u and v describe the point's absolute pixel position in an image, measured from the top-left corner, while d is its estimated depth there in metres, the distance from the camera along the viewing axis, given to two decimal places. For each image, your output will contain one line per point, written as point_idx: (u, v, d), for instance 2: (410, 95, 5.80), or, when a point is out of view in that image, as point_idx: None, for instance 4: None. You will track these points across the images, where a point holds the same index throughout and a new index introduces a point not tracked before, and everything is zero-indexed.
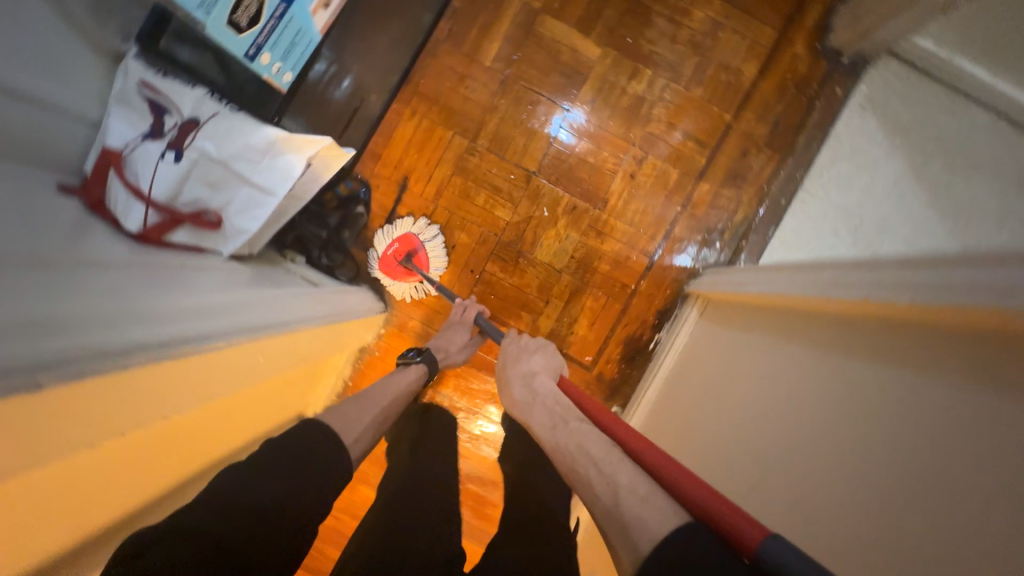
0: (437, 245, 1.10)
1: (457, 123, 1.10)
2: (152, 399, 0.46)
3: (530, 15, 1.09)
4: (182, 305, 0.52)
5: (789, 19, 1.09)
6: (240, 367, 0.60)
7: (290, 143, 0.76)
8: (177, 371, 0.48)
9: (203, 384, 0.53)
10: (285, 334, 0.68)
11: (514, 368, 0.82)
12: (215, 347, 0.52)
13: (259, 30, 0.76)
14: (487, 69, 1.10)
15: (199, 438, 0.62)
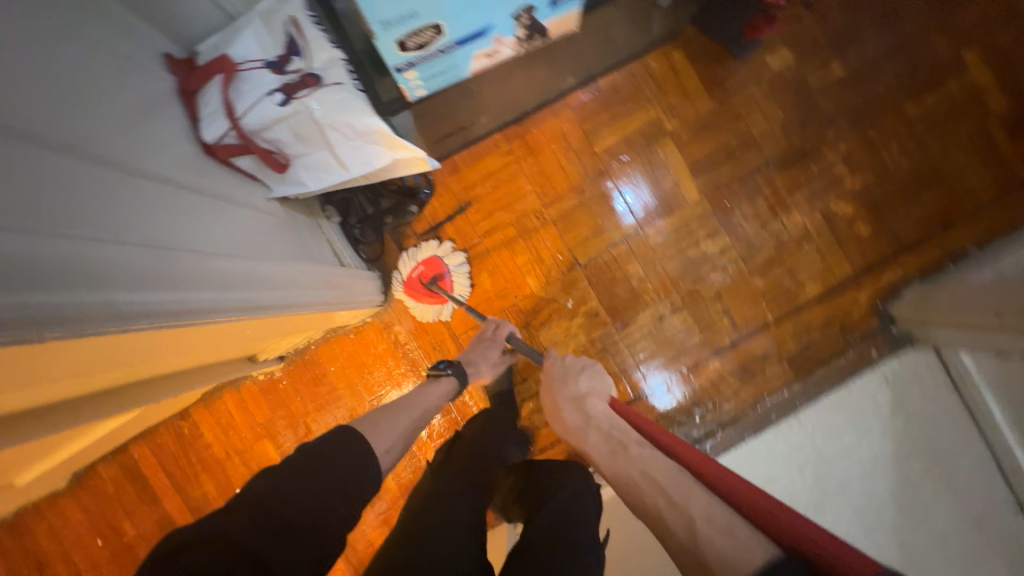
0: (461, 274, 1.10)
1: (540, 184, 1.12)
2: (130, 348, 0.47)
3: (657, 131, 1.11)
4: (205, 269, 0.53)
5: (868, 266, 1.12)
6: (227, 331, 0.61)
7: (388, 144, 0.76)
8: (150, 337, 0.47)
9: (178, 342, 0.54)
10: (283, 316, 0.68)
11: (563, 391, 0.82)
12: (215, 321, 0.53)
13: (421, 55, 0.61)
14: (594, 153, 1.12)
15: (138, 374, 0.62)
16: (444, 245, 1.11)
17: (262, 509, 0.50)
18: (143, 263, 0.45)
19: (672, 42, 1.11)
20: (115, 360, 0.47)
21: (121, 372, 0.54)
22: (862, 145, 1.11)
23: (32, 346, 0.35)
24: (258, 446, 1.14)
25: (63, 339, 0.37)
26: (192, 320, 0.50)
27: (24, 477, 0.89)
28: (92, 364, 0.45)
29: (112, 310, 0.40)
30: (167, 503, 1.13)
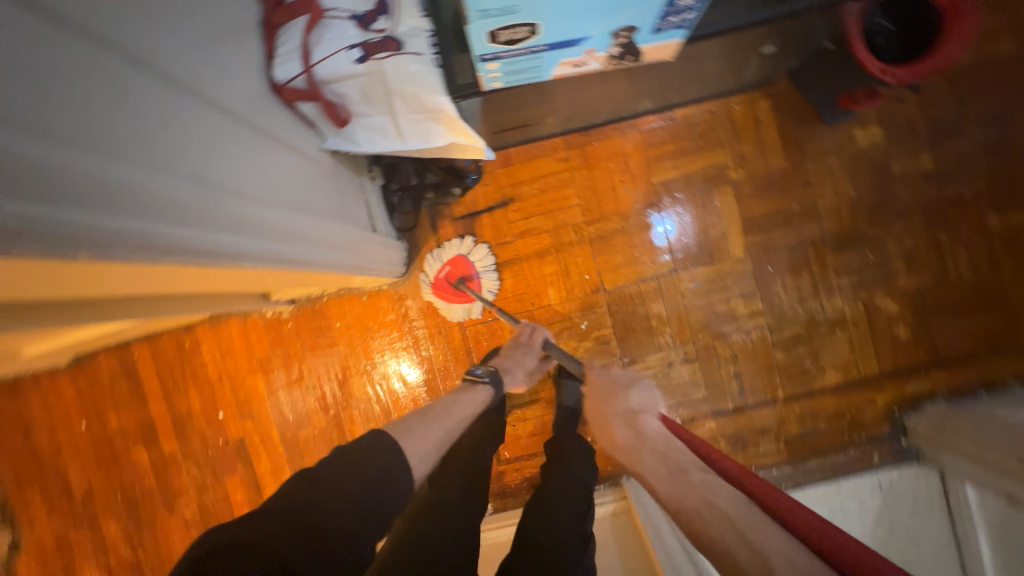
0: (489, 266, 1.10)
1: (587, 200, 1.09)
2: (151, 274, 0.47)
3: (720, 177, 1.07)
4: (244, 213, 0.53)
5: (897, 371, 1.06)
6: (247, 275, 0.62)
7: (449, 127, 0.78)
8: (168, 269, 0.47)
9: (198, 276, 0.54)
10: (303, 270, 0.69)
11: (613, 403, 0.79)
12: (240, 265, 0.54)
13: (510, 50, 0.58)
14: (650, 182, 1.08)
15: (145, 294, 0.62)
16: (471, 244, 1.10)
17: (293, 514, 0.50)
18: (184, 195, 0.44)
19: (762, 90, 1.06)
20: (126, 282, 0.47)
21: (130, 291, 0.54)
22: (928, 247, 1.05)
23: (54, 262, 0.34)
24: (250, 377, 1.17)
25: (86, 260, 0.36)
26: (213, 260, 0.49)
27: (29, 350, 0.92)
28: (103, 282, 0.44)
29: (144, 240, 0.39)
30: (154, 407, 1.18)
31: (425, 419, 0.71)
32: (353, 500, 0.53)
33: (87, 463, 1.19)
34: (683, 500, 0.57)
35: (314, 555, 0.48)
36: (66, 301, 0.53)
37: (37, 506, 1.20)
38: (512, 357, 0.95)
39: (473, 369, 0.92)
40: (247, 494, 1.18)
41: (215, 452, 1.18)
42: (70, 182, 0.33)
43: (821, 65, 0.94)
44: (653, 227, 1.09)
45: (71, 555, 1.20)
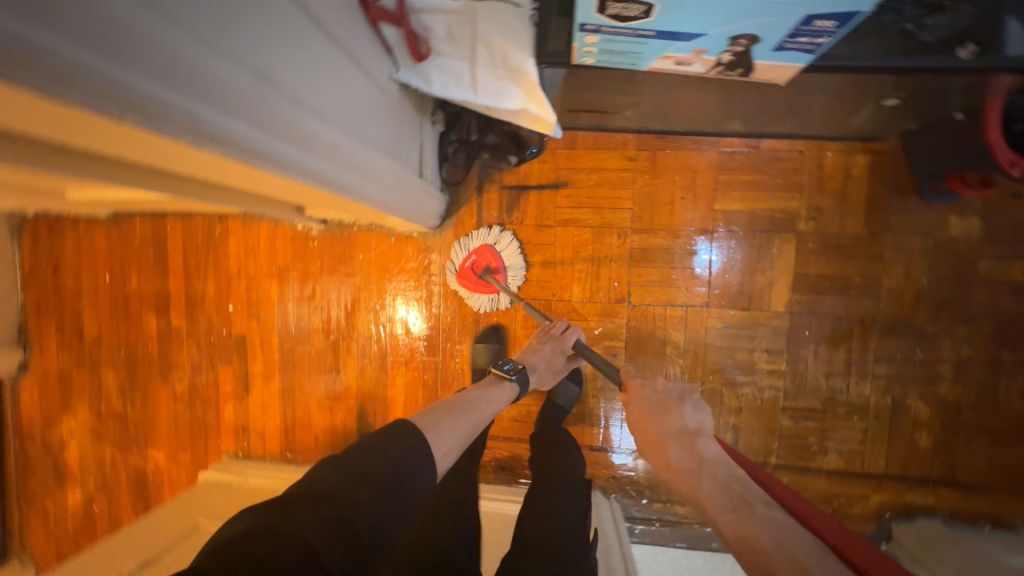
0: (512, 248, 1.07)
1: (641, 207, 1.04)
2: (191, 158, 0.46)
3: (787, 224, 1.00)
4: (298, 122, 0.51)
5: (903, 476, 1.00)
6: (281, 183, 0.60)
7: (526, 92, 0.75)
8: (203, 156, 0.44)
9: (234, 171, 0.52)
10: (337, 194, 0.67)
11: (665, 419, 0.75)
12: (277, 172, 0.52)
13: (614, 25, 0.53)
14: (711, 208, 1.02)
15: (175, 171, 0.60)
16: (501, 234, 1.06)
17: (326, 507, 0.54)
18: (241, 86, 0.41)
19: (865, 145, 0.96)
20: (157, 156, 0.45)
21: (160, 166, 0.52)
22: (985, 362, 0.97)
23: (93, 120, 0.32)
24: (266, 282, 1.19)
25: (125, 126, 0.34)
26: (249, 159, 0.47)
27: (73, 194, 0.95)
28: (134, 150, 0.42)
29: (188, 121, 0.37)
30: (172, 282, 1.22)
31: (455, 416, 0.78)
32: (380, 503, 0.58)
33: (101, 313, 1.25)
34: (751, 536, 0.54)
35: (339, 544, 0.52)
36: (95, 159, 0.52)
37: (49, 338, 1.28)
38: (539, 352, 0.96)
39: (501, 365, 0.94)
40: (236, 387, 1.23)
41: (217, 341, 1.22)
42: (136, 43, 0.31)
43: (942, 135, 0.84)
44: (690, 255, 1.03)
45: (69, 391, 1.29)
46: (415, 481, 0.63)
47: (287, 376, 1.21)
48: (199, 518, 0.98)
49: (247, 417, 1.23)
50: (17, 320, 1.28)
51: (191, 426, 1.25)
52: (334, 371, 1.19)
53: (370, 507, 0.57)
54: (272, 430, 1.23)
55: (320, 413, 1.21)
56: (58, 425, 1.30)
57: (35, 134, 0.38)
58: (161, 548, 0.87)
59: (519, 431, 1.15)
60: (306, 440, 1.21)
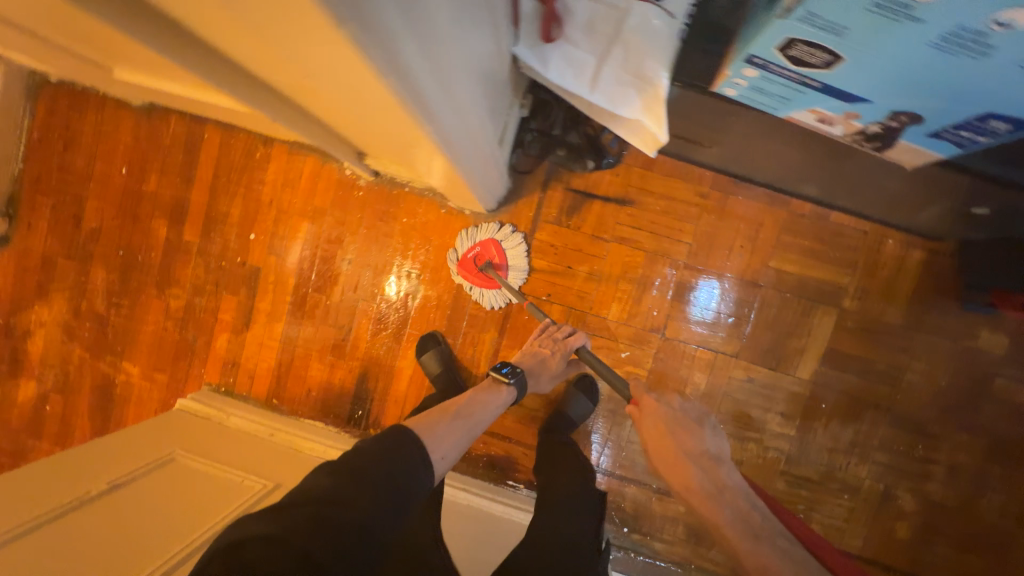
0: (517, 249, 1.05)
1: (699, 244, 1.03)
2: (338, 87, 0.40)
3: (833, 298, 1.01)
4: (451, 78, 0.46)
5: (873, 561, 1.03)
6: (392, 131, 0.55)
7: (645, 103, 0.72)
8: (366, 94, 0.40)
9: (362, 108, 0.47)
10: (438, 155, 0.62)
11: (687, 441, 0.72)
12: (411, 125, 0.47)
13: (790, 68, 0.51)
14: (766, 264, 1.02)
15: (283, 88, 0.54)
16: (503, 228, 1.06)
17: (320, 511, 0.52)
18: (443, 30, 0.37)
19: (925, 242, 0.98)
20: (315, 82, 0.40)
21: (287, 85, 0.46)
22: (974, 472, 1.01)
23: (321, 36, 0.28)
24: (296, 220, 1.12)
25: (344, 50, 0.30)
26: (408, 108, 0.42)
27: (123, 73, 0.87)
28: (300, 69, 0.37)
29: (393, 58, 0.33)
30: (195, 194, 1.13)
31: (451, 417, 0.75)
32: (375, 507, 0.56)
33: (107, 206, 1.15)
34: (772, 565, 0.56)
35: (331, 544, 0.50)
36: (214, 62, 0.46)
37: (40, 217, 1.16)
38: (542, 356, 0.93)
39: (499, 367, 0.92)
40: (236, 319, 1.16)
41: (227, 267, 1.15)
42: None
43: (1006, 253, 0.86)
44: (699, 298, 1.04)
45: (49, 279, 1.18)
46: (411, 470, 0.61)
47: (292, 321, 1.15)
48: (175, 449, 0.91)
49: (240, 353, 1.16)
50: (10, 190, 1.16)
51: (176, 347, 1.17)
52: (346, 328, 1.14)
53: (366, 510, 0.55)
54: (263, 372, 1.16)
55: (319, 366, 1.15)
56: (27, 312, 1.19)
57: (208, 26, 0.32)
58: (129, 473, 0.80)
59: (518, 433, 1.12)
60: (299, 393, 1.16)
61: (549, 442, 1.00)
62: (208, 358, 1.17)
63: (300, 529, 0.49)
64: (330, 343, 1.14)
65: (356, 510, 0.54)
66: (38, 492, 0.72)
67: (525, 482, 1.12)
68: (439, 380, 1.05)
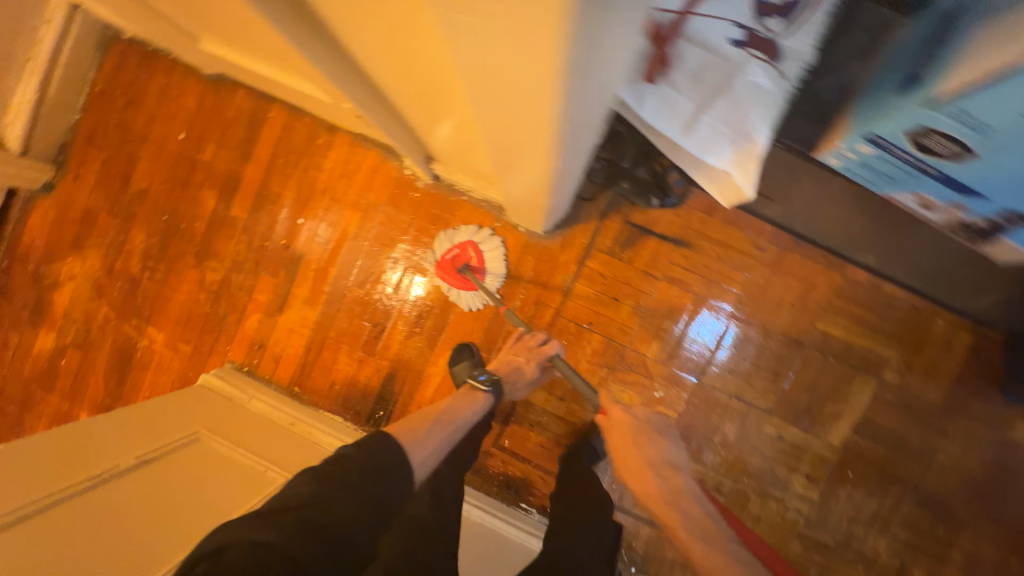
0: (496, 253, 1.06)
1: (748, 295, 1.03)
2: (497, 97, 0.41)
3: (873, 369, 1.01)
4: (595, 103, 0.47)
5: None
6: (510, 151, 0.55)
7: (736, 157, 0.71)
8: (529, 99, 0.39)
9: (497, 122, 0.47)
10: (542, 177, 0.62)
11: (649, 451, 0.79)
12: (546, 144, 0.47)
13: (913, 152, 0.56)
14: (812, 325, 1.02)
15: (419, 71, 0.53)
16: (479, 232, 1.06)
17: (309, 516, 0.54)
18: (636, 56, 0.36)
19: (975, 326, 0.99)
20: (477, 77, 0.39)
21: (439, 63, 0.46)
22: (993, 562, 1.00)
23: (550, 18, 0.27)
24: (348, 211, 1.11)
25: (556, 39, 0.29)
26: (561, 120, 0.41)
27: (209, 44, 0.87)
28: (476, 60, 0.36)
29: (582, 66, 0.33)
30: (251, 170, 1.13)
31: (430, 423, 0.77)
32: (360, 512, 0.58)
33: (159, 169, 1.14)
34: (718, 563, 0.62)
35: (319, 547, 0.52)
36: (376, 25, 0.46)
37: (89, 171, 1.16)
38: (516, 365, 0.94)
39: (475, 374, 0.92)
40: (271, 301, 1.14)
41: (270, 248, 1.13)
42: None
43: None
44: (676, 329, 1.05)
45: (87, 234, 1.16)
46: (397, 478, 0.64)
47: (327, 311, 1.13)
48: (201, 428, 0.89)
49: (269, 335, 1.14)
50: (62, 138, 1.16)
51: (205, 319, 1.15)
52: (380, 326, 1.12)
53: (351, 514, 0.57)
54: (290, 358, 1.14)
55: (347, 360, 1.13)
56: (59, 263, 1.17)
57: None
58: (156, 450, 0.77)
59: (538, 457, 1.10)
60: (322, 385, 1.13)
61: (573, 472, 0.99)
62: (236, 336, 1.15)
63: (287, 535, 0.51)
64: (361, 339, 1.13)
65: (342, 512, 0.56)
66: (64, 462, 0.70)
67: (537, 507, 1.09)
68: None
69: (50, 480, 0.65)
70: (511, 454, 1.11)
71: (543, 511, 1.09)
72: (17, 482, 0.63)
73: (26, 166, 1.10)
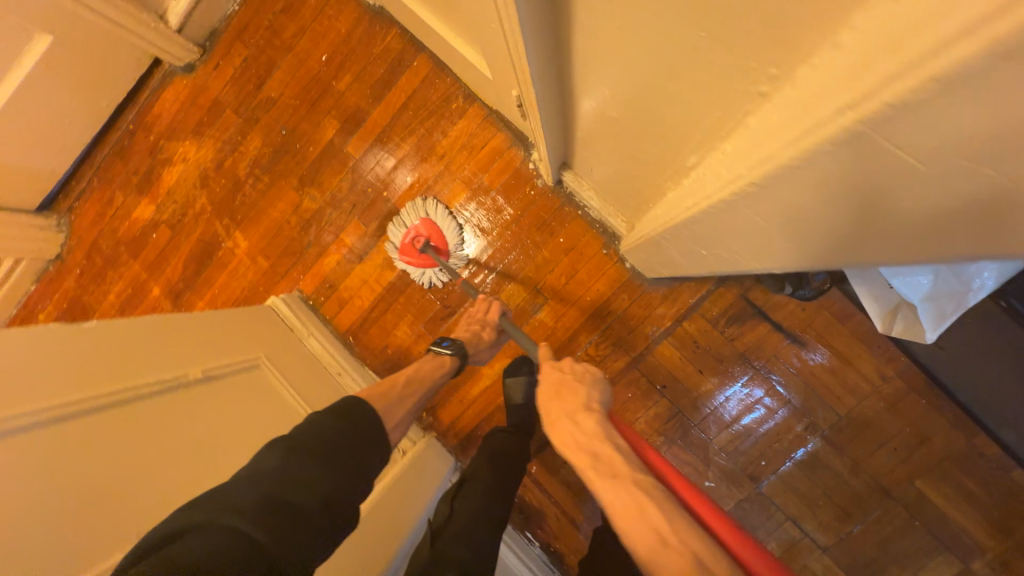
0: (452, 229, 1.03)
1: (847, 419, 0.92)
2: (815, 195, 0.31)
3: (962, 551, 0.88)
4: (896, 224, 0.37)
5: None
6: (723, 231, 0.46)
7: (931, 294, 0.57)
8: (860, 231, 0.32)
9: (760, 212, 0.38)
10: (725, 264, 0.53)
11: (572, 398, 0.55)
12: (812, 250, 0.38)
13: None
14: (908, 478, 0.90)
15: (653, 117, 0.47)
16: (435, 205, 1.04)
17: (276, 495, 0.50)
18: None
19: None
20: (802, 195, 0.32)
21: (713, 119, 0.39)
22: None
23: None
24: (457, 184, 1.06)
25: None
26: (861, 256, 0.35)
27: None
28: (835, 185, 0.29)
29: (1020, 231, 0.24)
30: (378, 111, 1.09)
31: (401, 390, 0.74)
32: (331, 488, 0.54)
33: (293, 83, 1.13)
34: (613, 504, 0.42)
35: (286, 533, 0.48)
36: (648, 59, 0.39)
37: (230, 64, 1.17)
38: (474, 333, 0.89)
39: (439, 341, 0.88)
40: (356, 247, 1.12)
41: (371, 195, 1.11)
42: None
43: None
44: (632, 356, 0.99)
45: (210, 122, 1.18)
46: (366, 447, 0.62)
47: (404, 277, 1.11)
48: (261, 354, 0.90)
49: (343, 281, 1.13)
50: (215, 24, 1.18)
51: (289, 242, 1.15)
52: (449, 310, 1.08)
53: (320, 491, 0.53)
54: (355, 308, 1.13)
55: (406, 330, 1.11)
56: (178, 142, 1.20)
57: (837, 78, 0.25)
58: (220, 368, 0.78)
59: (558, 494, 1.05)
60: (376, 346, 1.12)
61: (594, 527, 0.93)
62: (313, 271, 1.14)
63: (255, 522, 0.47)
64: (427, 315, 1.09)
65: (314, 490, 0.53)
66: (134, 359, 0.68)
67: (540, 541, 1.06)
68: (514, 412, 0.99)
69: (115, 377, 0.64)
70: (533, 480, 1.07)
71: (546, 548, 1.05)
72: (91, 367, 0.62)
73: (174, 42, 1.12)
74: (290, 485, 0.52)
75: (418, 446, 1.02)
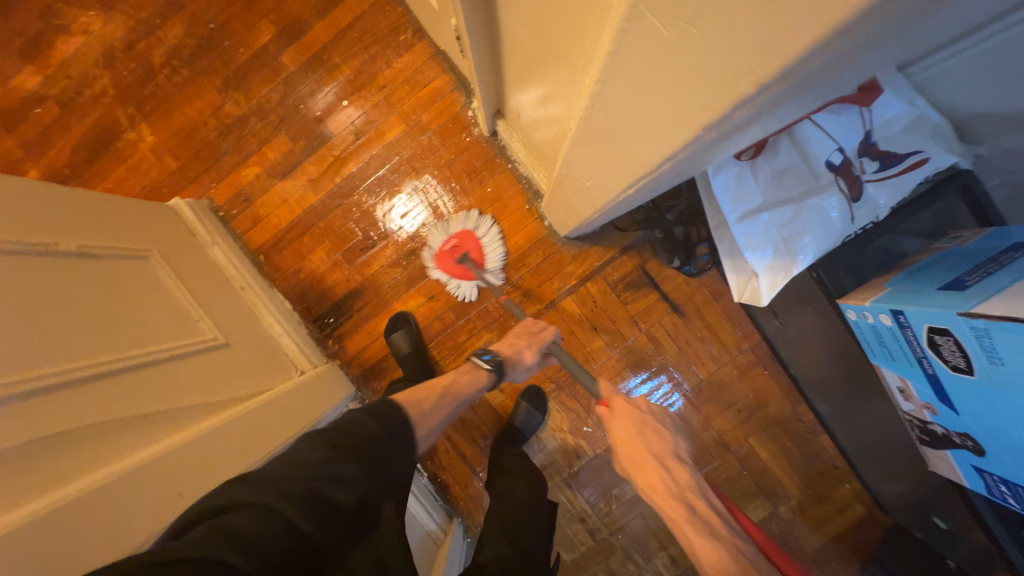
0: (493, 246, 1.04)
1: (707, 382, 1.07)
2: (613, 112, 0.37)
3: (772, 494, 1.07)
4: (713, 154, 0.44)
5: None
6: (585, 163, 0.52)
7: (772, 265, 0.71)
8: (649, 151, 0.38)
9: (594, 137, 0.43)
10: (603, 201, 0.59)
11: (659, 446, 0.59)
12: (635, 178, 0.44)
13: (933, 353, 0.61)
14: (744, 435, 1.08)
15: (544, 50, 0.53)
16: (482, 219, 1.04)
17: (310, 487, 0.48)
18: (832, 73, 0.31)
19: (869, 503, 1.05)
20: (607, 114, 0.38)
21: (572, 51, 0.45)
22: None
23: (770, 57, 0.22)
24: (396, 119, 1.06)
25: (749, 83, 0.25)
26: (665, 171, 0.41)
27: None
28: (619, 101, 0.34)
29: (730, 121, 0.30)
30: (321, 26, 1.06)
31: (434, 401, 0.72)
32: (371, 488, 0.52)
33: None
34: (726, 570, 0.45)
35: (336, 532, 0.47)
36: None
37: None
38: (515, 352, 0.86)
39: (479, 354, 0.86)
40: (279, 163, 1.08)
41: (302, 112, 1.07)
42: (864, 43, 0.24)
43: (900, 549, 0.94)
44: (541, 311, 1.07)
45: None
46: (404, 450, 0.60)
47: (327, 203, 1.08)
48: (155, 249, 0.85)
49: (261, 198, 1.08)
50: None
51: (202, 146, 1.08)
52: (369, 244, 1.08)
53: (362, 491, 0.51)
54: (270, 227, 1.09)
55: (322, 257, 1.09)
56: (79, 10, 1.07)
57: None
58: (101, 248, 0.73)
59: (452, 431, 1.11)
60: (288, 269, 1.09)
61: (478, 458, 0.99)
62: (224, 182, 1.08)
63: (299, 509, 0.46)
64: (346, 246, 1.08)
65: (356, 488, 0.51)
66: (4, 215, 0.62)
67: (428, 473, 1.11)
68: (404, 359, 1.02)
69: None
70: None
71: (432, 478, 1.10)
72: None
73: None
74: (330, 479, 0.50)
75: (317, 368, 0.99)
